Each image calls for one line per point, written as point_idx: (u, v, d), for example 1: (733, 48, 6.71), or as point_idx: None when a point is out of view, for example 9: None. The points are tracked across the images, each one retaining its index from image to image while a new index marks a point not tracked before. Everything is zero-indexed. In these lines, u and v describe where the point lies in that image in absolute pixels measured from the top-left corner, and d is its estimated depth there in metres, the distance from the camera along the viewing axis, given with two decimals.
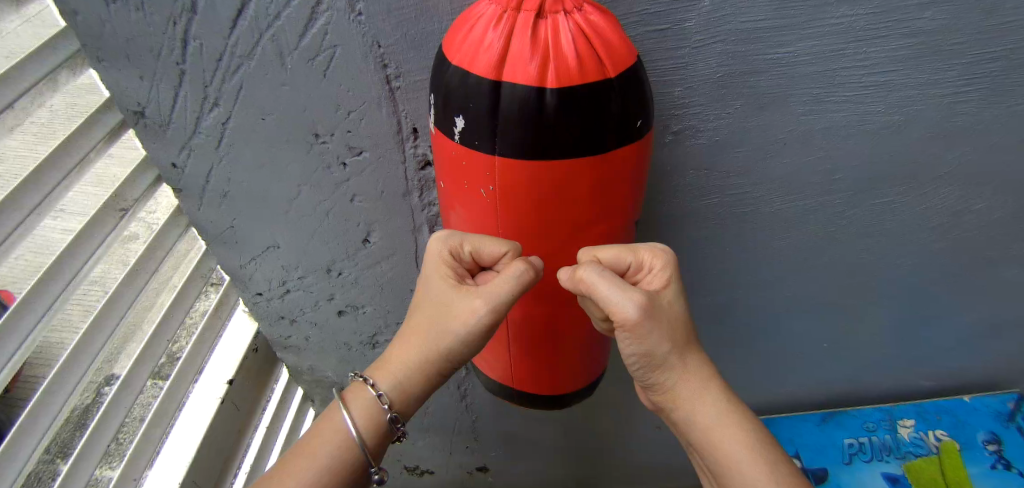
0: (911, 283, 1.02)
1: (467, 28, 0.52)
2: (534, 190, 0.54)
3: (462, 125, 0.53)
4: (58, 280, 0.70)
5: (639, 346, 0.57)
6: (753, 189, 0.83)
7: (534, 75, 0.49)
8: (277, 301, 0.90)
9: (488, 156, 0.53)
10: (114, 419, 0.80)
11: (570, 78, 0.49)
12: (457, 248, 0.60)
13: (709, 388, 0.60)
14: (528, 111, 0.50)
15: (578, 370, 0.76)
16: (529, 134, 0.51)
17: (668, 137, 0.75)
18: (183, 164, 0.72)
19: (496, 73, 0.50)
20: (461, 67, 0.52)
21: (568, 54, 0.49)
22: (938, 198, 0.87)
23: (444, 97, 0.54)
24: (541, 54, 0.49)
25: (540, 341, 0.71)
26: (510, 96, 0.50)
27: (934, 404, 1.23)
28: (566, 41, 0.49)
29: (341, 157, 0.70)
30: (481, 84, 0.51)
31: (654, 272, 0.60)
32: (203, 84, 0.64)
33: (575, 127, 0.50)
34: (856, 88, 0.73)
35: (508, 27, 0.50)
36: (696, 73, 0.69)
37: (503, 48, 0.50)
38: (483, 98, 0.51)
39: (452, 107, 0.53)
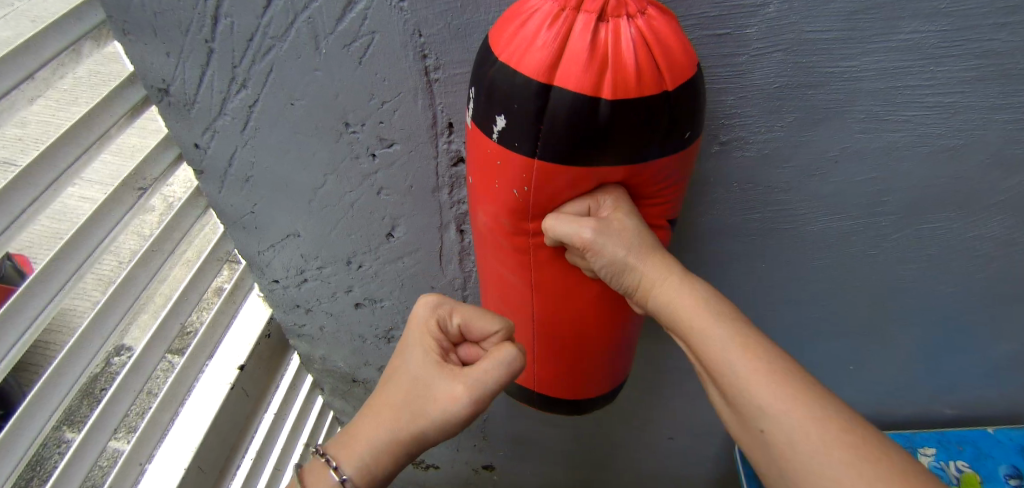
0: (947, 311, 0.98)
1: (518, 23, 0.49)
2: (570, 194, 0.51)
3: (502, 125, 0.50)
4: (73, 258, 0.68)
5: (608, 257, 0.53)
6: (797, 206, 0.79)
7: (587, 84, 0.46)
8: (294, 289, 0.88)
9: (526, 158, 0.50)
10: (122, 402, 0.78)
11: (627, 90, 0.46)
12: (446, 317, 0.60)
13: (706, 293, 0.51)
14: (576, 120, 0.46)
15: (600, 377, 0.73)
16: (574, 140, 0.47)
17: (714, 147, 0.71)
18: (207, 146, 0.69)
19: (547, 76, 0.47)
20: (508, 65, 0.48)
21: (627, 64, 0.46)
22: (988, 226, 0.83)
23: (484, 94, 0.50)
24: (598, 61, 0.46)
25: (562, 347, 0.68)
26: (558, 102, 0.46)
27: (956, 433, 1.18)
28: (625, 50, 0.46)
29: (370, 148, 0.67)
30: (524, 82, 0.47)
31: (615, 214, 0.53)
32: (232, 65, 0.61)
33: (621, 136, 0.47)
34: (919, 107, 0.68)
35: (563, 29, 0.46)
36: (751, 82, 0.65)
37: (556, 50, 0.46)
38: (528, 99, 0.47)
39: (494, 105, 0.50)
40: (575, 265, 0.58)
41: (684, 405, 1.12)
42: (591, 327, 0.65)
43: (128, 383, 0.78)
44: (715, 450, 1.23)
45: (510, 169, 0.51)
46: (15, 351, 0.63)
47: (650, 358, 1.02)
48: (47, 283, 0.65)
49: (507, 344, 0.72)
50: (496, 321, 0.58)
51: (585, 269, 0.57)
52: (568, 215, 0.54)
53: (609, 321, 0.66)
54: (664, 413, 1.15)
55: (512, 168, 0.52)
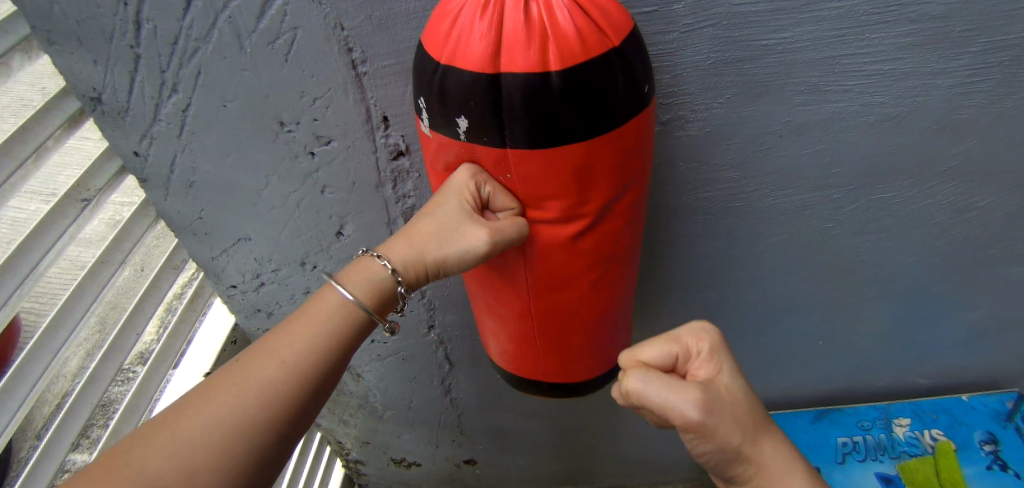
0: (910, 280, 0.98)
1: (450, 21, 0.49)
2: (546, 180, 0.51)
3: (465, 125, 0.50)
4: (15, 273, 0.67)
5: (709, 444, 0.46)
6: (747, 183, 0.79)
7: (536, 61, 0.45)
8: (252, 294, 0.87)
9: (498, 150, 0.50)
10: (80, 416, 0.77)
11: (574, 56, 0.46)
12: (481, 185, 0.53)
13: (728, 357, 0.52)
14: (535, 99, 0.46)
15: (603, 355, 0.72)
16: (539, 126, 0.47)
17: (656, 128, 0.71)
18: (146, 153, 0.69)
19: (493, 66, 0.46)
20: (453, 67, 0.48)
21: (567, 31, 0.46)
22: (940, 193, 0.83)
23: (437, 100, 0.50)
24: (538, 36, 0.46)
25: (553, 336, 0.67)
26: (510, 89, 0.46)
27: (930, 402, 1.19)
28: (561, 17, 0.46)
29: (308, 146, 0.66)
30: (472, 82, 0.47)
31: (703, 358, 0.52)
32: (160, 69, 0.61)
33: (584, 110, 0.47)
34: (856, 77, 0.68)
35: (495, 14, 0.46)
36: (686, 60, 0.65)
37: (495, 38, 0.46)
38: (481, 95, 0.47)
39: (450, 110, 0.49)
40: (559, 252, 0.58)
41: None
42: (581, 311, 0.65)
43: (85, 396, 0.77)
44: None
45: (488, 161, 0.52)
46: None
47: None
48: None
49: (497, 337, 0.72)
50: (513, 225, 0.54)
51: (625, 403, 0.50)
52: (646, 360, 0.52)
53: (600, 303, 0.65)
54: None
55: (487, 158, 0.52)
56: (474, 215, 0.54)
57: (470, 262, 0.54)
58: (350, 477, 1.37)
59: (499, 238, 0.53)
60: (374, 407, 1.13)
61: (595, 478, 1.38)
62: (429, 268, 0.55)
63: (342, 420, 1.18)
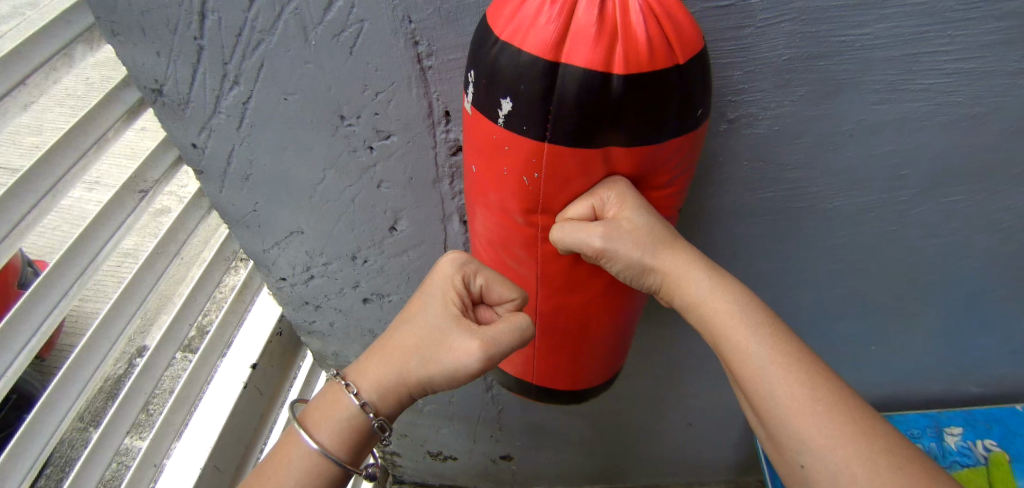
0: (972, 287, 0.94)
1: (517, 1, 0.46)
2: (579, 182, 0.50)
3: (508, 108, 0.47)
4: (76, 263, 0.68)
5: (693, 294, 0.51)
6: (811, 183, 0.75)
7: (598, 60, 0.44)
8: (301, 287, 0.87)
9: (535, 142, 0.48)
10: (135, 403, 0.79)
11: (639, 63, 0.44)
12: (472, 276, 0.57)
13: (634, 192, 0.51)
14: (590, 98, 0.44)
15: (604, 364, 0.72)
16: (586, 123, 0.46)
17: (723, 126, 0.68)
18: (204, 145, 0.69)
19: (553, 54, 0.44)
20: (511, 45, 0.46)
21: (638, 37, 0.44)
22: (1015, 197, 0.79)
23: (486, 77, 0.48)
24: (606, 35, 0.44)
25: (564, 339, 0.67)
26: (566, 82, 0.44)
27: (983, 412, 1.14)
28: (635, 20, 0.44)
29: (367, 141, 0.65)
30: (528, 66, 0.45)
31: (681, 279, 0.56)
32: (222, 61, 0.60)
33: (636, 114, 0.45)
34: (939, 75, 0.64)
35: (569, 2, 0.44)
36: (759, 55, 0.62)
37: (563, 24, 0.44)
38: (535, 82, 0.45)
39: (497, 89, 0.47)
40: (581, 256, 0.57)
41: (700, 389, 1.10)
42: (594, 318, 0.64)
43: (139, 385, 0.79)
44: (734, 434, 1.21)
45: (519, 155, 0.49)
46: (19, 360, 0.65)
47: (664, 345, 1.00)
48: (50, 289, 0.66)
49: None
50: (512, 322, 0.54)
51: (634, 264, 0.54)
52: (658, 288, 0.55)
53: (614, 312, 0.65)
54: (680, 398, 1.13)
55: (521, 153, 0.49)
56: (460, 321, 0.54)
57: (460, 377, 0.54)
58: (385, 466, 1.38)
59: (494, 345, 0.53)
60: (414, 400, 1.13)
61: (629, 478, 1.37)
62: (413, 389, 0.55)
63: None
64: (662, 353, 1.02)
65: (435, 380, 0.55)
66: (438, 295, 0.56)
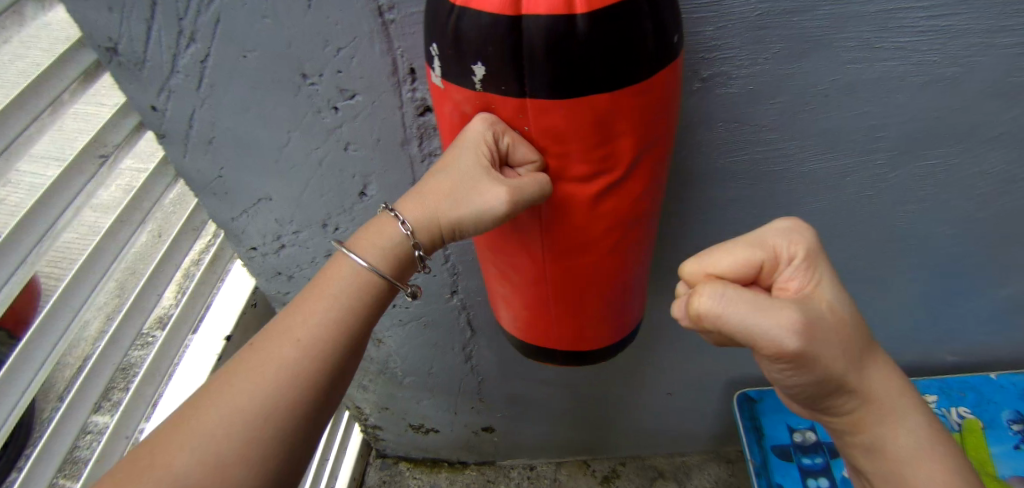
0: (947, 254, 0.94)
1: None
2: (569, 131, 0.48)
3: (482, 73, 0.46)
4: (34, 232, 0.66)
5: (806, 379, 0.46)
6: (787, 145, 0.75)
7: (560, 2, 0.42)
8: (273, 257, 0.86)
9: (516, 99, 0.47)
10: (104, 375, 0.78)
11: None
12: (501, 135, 0.49)
13: (725, 284, 0.43)
14: (557, 45, 0.43)
15: (615, 327, 0.70)
16: (561, 74, 0.44)
17: (697, 85, 0.67)
18: (164, 107, 0.67)
19: (515, 8, 0.43)
20: (471, 7, 0.44)
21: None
22: (989, 161, 0.79)
23: (452, 46, 0.46)
24: None
25: (571, 302, 0.64)
26: (531, 32, 0.43)
27: (958, 380, 1.16)
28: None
29: (332, 101, 0.63)
30: (492, 26, 0.44)
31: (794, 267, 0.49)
32: (177, 16, 0.58)
33: (610, 56, 0.43)
34: (914, 32, 0.63)
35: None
36: (732, 11, 0.60)
37: None
38: (500, 40, 0.44)
39: (465, 55, 0.46)
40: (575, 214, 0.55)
41: (679, 359, 1.11)
42: (600, 274, 0.61)
43: (107, 356, 0.77)
44: (714, 403, 1.22)
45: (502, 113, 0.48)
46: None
47: (642, 314, 1.00)
48: (7, 255, 0.64)
49: (507, 302, 0.70)
50: (535, 179, 0.50)
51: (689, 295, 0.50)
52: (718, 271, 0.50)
53: (619, 268, 0.62)
54: (659, 368, 1.13)
55: (506, 111, 0.49)
56: (492, 171, 0.51)
57: (487, 219, 0.53)
58: (368, 440, 1.39)
59: (517, 193, 0.50)
60: (393, 372, 1.12)
61: (611, 448, 1.38)
62: (449, 226, 0.55)
63: (361, 385, 1.19)
64: (640, 323, 1.02)
65: (465, 223, 0.54)
66: (468, 148, 0.50)
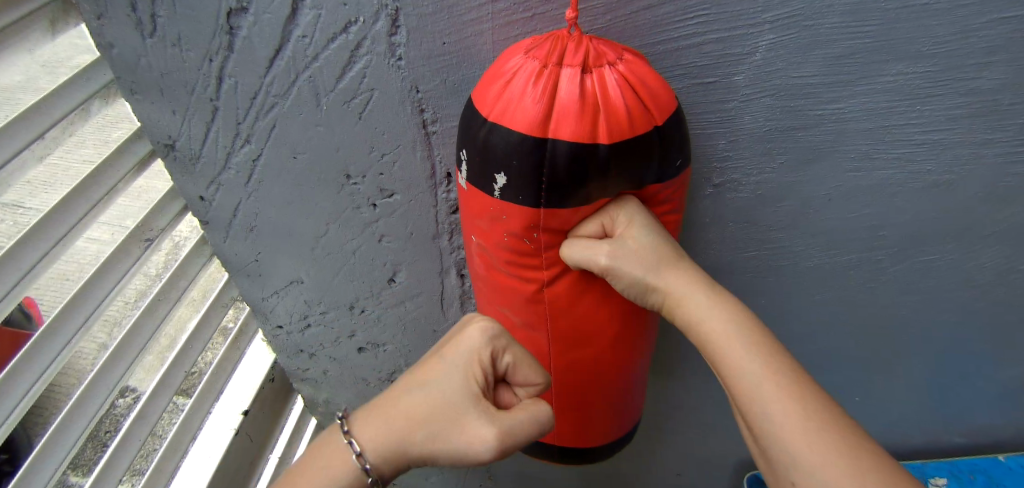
0: (950, 340, 0.97)
1: (502, 83, 0.50)
2: (577, 241, 0.52)
3: (504, 182, 0.50)
4: (81, 312, 0.69)
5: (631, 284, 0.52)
6: (793, 242, 0.79)
7: (584, 131, 0.47)
8: (297, 335, 0.88)
9: (532, 208, 0.50)
10: (130, 452, 0.78)
11: (622, 130, 0.48)
12: (500, 353, 0.52)
13: (640, 212, 0.53)
14: (580, 162, 0.48)
15: (612, 419, 0.71)
16: (579, 184, 0.49)
17: (708, 189, 0.73)
18: (211, 198, 0.71)
19: (540, 129, 0.47)
20: (500, 125, 0.49)
21: (617, 108, 0.47)
22: (985, 256, 0.83)
23: (479, 155, 0.51)
24: (588, 106, 0.47)
25: (573, 394, 0.67)
26: (555, 151, 0.47)
27: (968, 462, 1.18)
28: (613, 93, 0.48)
29: (371, 198, 0.68)
30: (518, 142, 0.48)
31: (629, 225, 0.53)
32: (236, 121, 0.63)
33: (628, 177, 0.48)
34: (910, 145, 0.69)
35: (552, 80, 0.47)
36: (742, 127, 0.66)
37: (548, 104, 0.47)
38: (526, 156, 0.48)
39: (490, 164, 0.50)
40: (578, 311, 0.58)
41: (690, 441, 1.11)
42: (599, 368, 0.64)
43: (133, 433, 0.78)
44: (726, 486, 1.21)
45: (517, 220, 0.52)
46: (17, 410, 0.62)
47: (654, 394, 1.02)
48: (55, 335, 0.66)
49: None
50: (535, 413, 0.49)
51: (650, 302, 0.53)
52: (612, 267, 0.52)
53: (617, 361, 0.65)
54: (669, 449, 1.13)
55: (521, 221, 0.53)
56: (479, 396, 0.49)
57: (467, 462, 0.47)
58: None
59: (507, 438, 0.47)
60: None
61: None
62: (413, 459, 0.48)
63: None
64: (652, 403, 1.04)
65: (437, 458, 0.48)
66: (460, 364, 0.50)
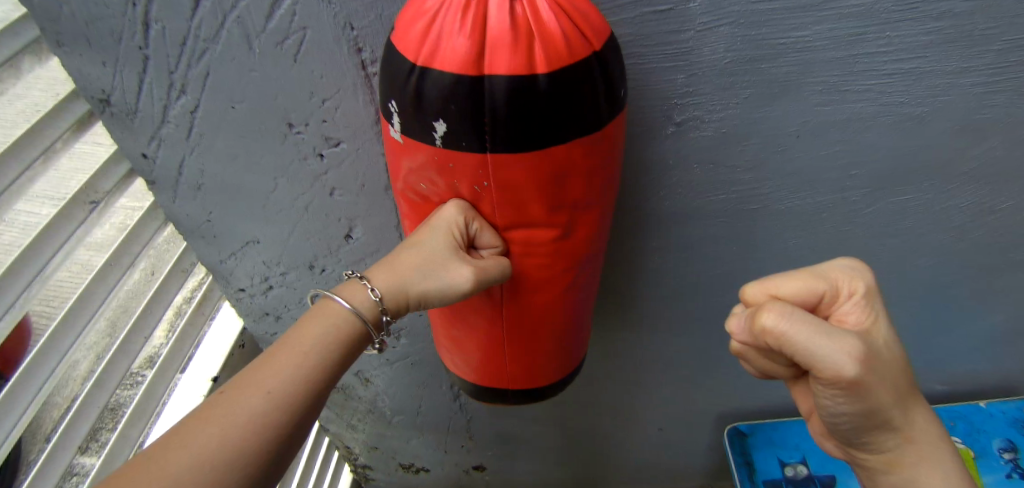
0: (928, 284, 0.96)
1: (425, 21, 0.46)
2: (524, 185, 0.50)
3: (443, 128, 0.47)
4: (23, 274, 0.67)
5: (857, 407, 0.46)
6: (762, 185, 0.77)
7: (522, 63, 0.44)
8: (261, 298, 0.87)
9: (477, 155, 0.48)
10: (88, 417, 0.78)
11: (561, 57, 0.45)
12: (424, 273, 0.55)
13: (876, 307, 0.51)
14: (519, 104, 0.45)
15: (563, 366, 0.72)
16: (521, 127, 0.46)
17: (671, 128, 0.70)
18: (154, 155, 0.68)
19: (477, 67, 0.45)
20: (434, 68, 0.46)
21: (552, 34, 0.45)
22: (962, 195, 0.81)
23: (414, 104, 0.47)
24: (523, 34, 0.44)
25: (535, 339, 0.66)
26: (493, 91, 0.45)
27: (947, 410, 1.18)
28: (547, 19, 0.45)
29: (318, 148, 0.65)
30: (454, 83, 0.45)
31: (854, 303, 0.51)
32: (168, 71, 0.60)
33: (570, 106, 0.46)
34: (879, 76, 0.66)
35: (480, 14, 0.44)
36: (701, 59, 0.63)
37: (478, 38, 0.44)
38: (463, 98, 0.45)
39: (427, 112, 0.47)
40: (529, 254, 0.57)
41: (669, 395, 1.11)
42: (552, 314, 0.64)
43: (93, 400, 0.78)
44: (706, 438, 1.22)
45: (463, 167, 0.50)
46: None
47: (630, 348, 1.01)
48: None
49: (458, 340, 0.69)
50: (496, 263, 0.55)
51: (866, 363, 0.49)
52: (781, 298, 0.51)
53: (565, 313, 0.65)
54: (647, 404, 1.13)
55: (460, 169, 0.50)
56: (461, 251, 0.54)
57: (451, 297, 0.55)
58: (357, 480, 1.37)
59: (482, 273, 0.54)
60: (382, 411, 1.12)
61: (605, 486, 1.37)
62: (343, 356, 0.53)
63: (350, 424, 1.19)
64: (628, 358, 1.03)
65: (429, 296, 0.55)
66: (438, 232, 0.53)
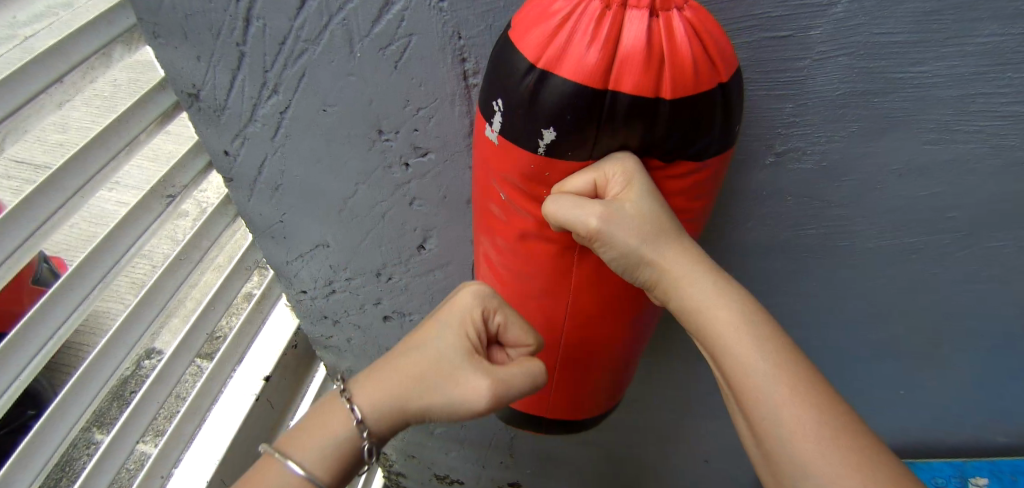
0: (1010, 334, 0.91)
1: (553, 21, 0.43)
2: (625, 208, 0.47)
3: (551, 137, 0.45)
4: (100, 266, 0.66)
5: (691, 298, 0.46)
6: (853, 221, 0.74)
7: (648, 84, 0.42)
8: (322, 301, 0.86)
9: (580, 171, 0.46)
10: (145, 413, 0.77)
11: (688, 85, 0.42)
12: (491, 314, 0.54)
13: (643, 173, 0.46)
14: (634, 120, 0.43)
15: (610, 393, 0.69)
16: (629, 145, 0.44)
17: (769, 158, 0.67)
18: (236, 153, 0.67)
19: (599, 80, 0.42)
20: (554, 74, 0.43)
21: (686, 59, 0.42)
22: None
23: (522, 106, 0.44)
24: (655, 57, 0.41)
25: (592, 365, 0.63)
26: (613, 106, 0.43)
27: (1009, 462, 1.12)
28: (682, 41, 0.42)
29: (404, 157, 0.64)
30: (572, 93, 0.42)
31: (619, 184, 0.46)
32: (263, 70, 0.59)
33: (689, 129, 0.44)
34: (996, 117, 0.62)
35: (617, 22, 0.41)
36: (813, 89, 0.60)
37: (606, 52, 0.41)
38: (580, 108, 0.42)
39: (538, 118, 0.44)
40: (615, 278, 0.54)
41: (721, 428, 1.07)
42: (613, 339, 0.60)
43: (151, 395, 0.77)
44: (753, 474, 1.17)
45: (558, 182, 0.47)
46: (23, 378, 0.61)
47: (688, 379, 0.97)
48: (70, 292, 0.64)
49: None
50: (519, 368, 0.51)
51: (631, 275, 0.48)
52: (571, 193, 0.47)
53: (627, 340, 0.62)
54: (697, 434, 1.09)
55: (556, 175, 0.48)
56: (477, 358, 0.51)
57: (460, 412, 0.49)
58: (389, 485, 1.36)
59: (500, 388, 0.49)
60: (424, 421, 1.11)
61: None
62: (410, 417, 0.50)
63: None
64: (683, 388, 0.99)
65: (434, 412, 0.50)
66: (453, 326, 0.53)
